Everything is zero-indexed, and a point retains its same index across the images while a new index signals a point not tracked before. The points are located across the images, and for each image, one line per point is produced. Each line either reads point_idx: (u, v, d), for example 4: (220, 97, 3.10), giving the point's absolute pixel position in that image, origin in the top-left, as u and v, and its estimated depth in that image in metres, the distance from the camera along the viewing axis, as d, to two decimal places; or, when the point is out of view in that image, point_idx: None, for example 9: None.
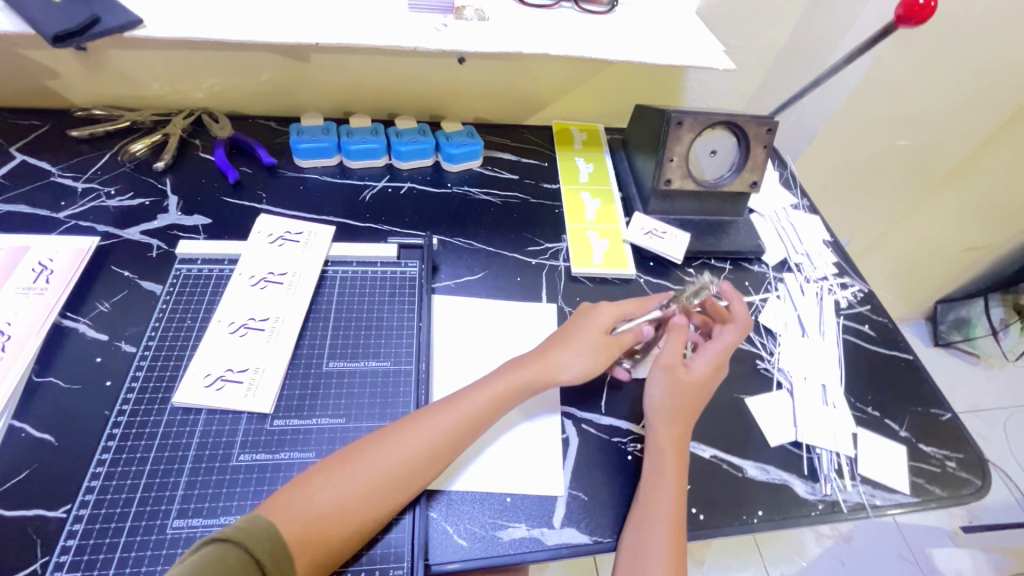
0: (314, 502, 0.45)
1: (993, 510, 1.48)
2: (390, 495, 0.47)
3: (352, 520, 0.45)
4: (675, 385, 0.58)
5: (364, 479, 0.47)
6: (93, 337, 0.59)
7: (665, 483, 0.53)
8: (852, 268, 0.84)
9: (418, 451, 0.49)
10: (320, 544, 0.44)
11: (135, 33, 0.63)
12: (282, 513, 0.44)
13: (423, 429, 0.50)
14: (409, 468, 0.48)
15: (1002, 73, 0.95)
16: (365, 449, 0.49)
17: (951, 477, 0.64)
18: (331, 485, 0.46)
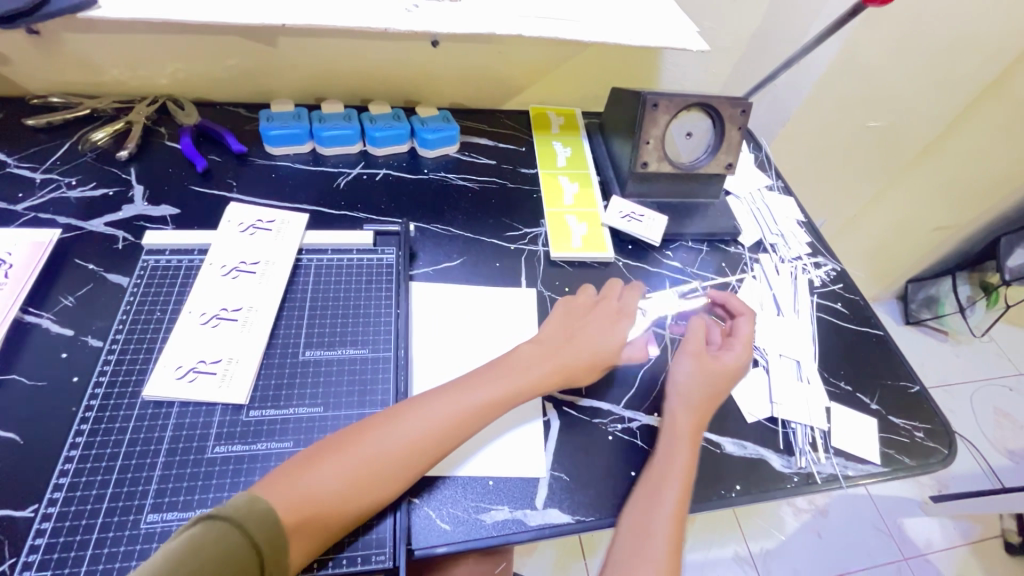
0: (318, 484, 0.44)
1: (960, 479, 1.54)
2: (394, 481, 0.47)
3: (354, 503, 0.45)
4: (701, 374, 0.61)
5: (369, 461, 0.46)
6: (58, 333, 0.57)
7: (677, 470, 0.54)
8: (826, 248, 0.86)
9: (429, 434, 0.49)
10: (320, 527, 0.44)
11: (89, 14, 0.60)
12: (283, 494, 0.43)
13: (435, 411, 0.51)
14: (417, 453, 0.48)
15: (967, 54, 0.97)
16: (371, 430, 0.48)
17: (919, 446, 0.66)
18: (336, 467, 0.46)
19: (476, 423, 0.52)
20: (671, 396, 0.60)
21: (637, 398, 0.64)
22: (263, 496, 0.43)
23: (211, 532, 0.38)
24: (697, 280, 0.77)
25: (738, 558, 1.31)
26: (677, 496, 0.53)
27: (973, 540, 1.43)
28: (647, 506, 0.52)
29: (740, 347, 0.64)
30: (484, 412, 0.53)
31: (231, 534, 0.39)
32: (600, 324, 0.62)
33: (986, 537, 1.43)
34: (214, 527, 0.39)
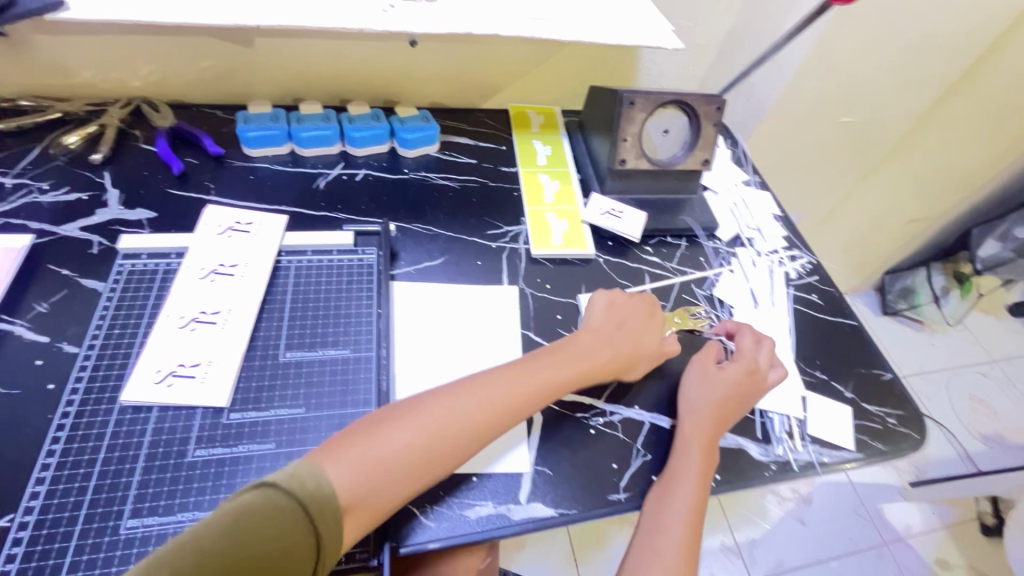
0: (379, 452, 0.45)
1: (938, 464, 1.58)
2: (443, 458, 0.47)
3: (411, 477, 0.46)
4: (705, 387, 0.63)
5: (426, 430, 0.47)
6: (32, 340, 0.56)
7: (684, 478, 0.56)
8: (801, 241, 0.88)
9: (480, 409, 0.50)
10: (378, 501, 0.44)
11: (58, 16, 0.59)
12: (346, 465, 0.43)
13: (484, 389, 0.52)
14: (470, 427, 0.49)
15: (933, 50, 1.00)
16: (426, 402, 0.49)
17: (891, 432, 0.68)
18: (397, 437, 0.46)
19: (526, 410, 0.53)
20: (684, 409, 0.62)
21: (618, 392, 0.65)
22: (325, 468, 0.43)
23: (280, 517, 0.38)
24: (676, 275, 0.78)
25: (725, 548, 1.33)
26: (687, 513, 0.55)
27: (951, 523, 1.47)
28: (654, 524, 0.55)
29: (742, 362, 0.64)
30: (543, 400, 0.54)
31: (295, 527, 0.39)
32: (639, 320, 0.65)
33: (963, 520, 1.47)
34: (278, 525, 0.38)
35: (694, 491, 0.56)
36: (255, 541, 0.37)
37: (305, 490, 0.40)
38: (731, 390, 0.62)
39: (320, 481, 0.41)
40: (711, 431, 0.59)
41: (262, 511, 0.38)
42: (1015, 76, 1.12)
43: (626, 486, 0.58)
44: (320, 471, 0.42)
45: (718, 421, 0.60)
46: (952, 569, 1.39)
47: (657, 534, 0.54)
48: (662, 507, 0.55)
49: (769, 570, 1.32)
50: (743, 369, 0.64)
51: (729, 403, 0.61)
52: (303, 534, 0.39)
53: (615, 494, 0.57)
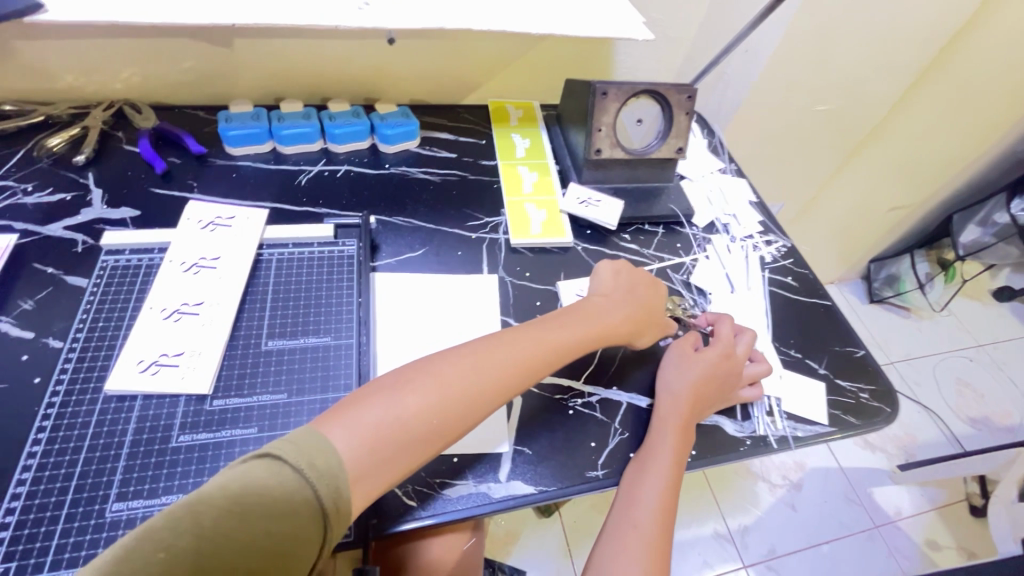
0: (388, 417, 0.45)
1: (927, 447, 1.59)
2: (450, 426, 0.48)
3: (420, 441, 0.46)
4: (687, 369, 0.64)
5: (436, 394, 0.47)
6: (17, 335, 0.57)
7: (664, 454, 0.58)
8: (777, 226, 0.90)
9: (487, 373, 0.51)
10: (387, 468, 0.44)
11: (37, 18, 0.61)
12: (357, 432, 0.43)
13: (489, 355, 0.52)
14: (478, 393, 0.50)
15: (901, 36, 1.03)
16: (434, 367, 0.50)
17: (864, 406, 0.70)
18: (410, 401, 0.46)
19: (526, 376, 0.54)
20: (661, 391, 0.64)
21: (596, 374, 0.66)
22: (332, 436, 0.42)
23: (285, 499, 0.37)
24: (653, 261, 0.80)
25: (717, 535, 1.35)
26: (663, 486, 0.56)
27: (940, 505, 1.49)
28: (631, 497, 0.56)
29: (719, 346, 0.66)
30: (545, 368, 0.56)
31: (303, 506, 0.38)
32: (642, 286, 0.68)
33: (953, 501, 1.49)
34: (285, 504, 0.37)
35: (671, 470, 0.57)
36: (258, 522, 0.36)
37: (314, 469, 0.39)
38: (710, 372, 0.63)
39: (329, 457, 0.40)
40: (689, 413, 0.61)
41: (264, 488, 0.37)
42: (984, 61, 1.14)
43: (604, 463, 0.59)
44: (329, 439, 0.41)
45: (695, 402, 0.61)
46: (943, 550, 1.41)
47: (633, 510, 0.55)
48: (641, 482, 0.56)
49: (761, 556, 1.33)
50: (721, 355, 0.65)
51: (707, 386, 0.63)
52: (313, 514, 0.38)
53: (593, 471, 0.59)
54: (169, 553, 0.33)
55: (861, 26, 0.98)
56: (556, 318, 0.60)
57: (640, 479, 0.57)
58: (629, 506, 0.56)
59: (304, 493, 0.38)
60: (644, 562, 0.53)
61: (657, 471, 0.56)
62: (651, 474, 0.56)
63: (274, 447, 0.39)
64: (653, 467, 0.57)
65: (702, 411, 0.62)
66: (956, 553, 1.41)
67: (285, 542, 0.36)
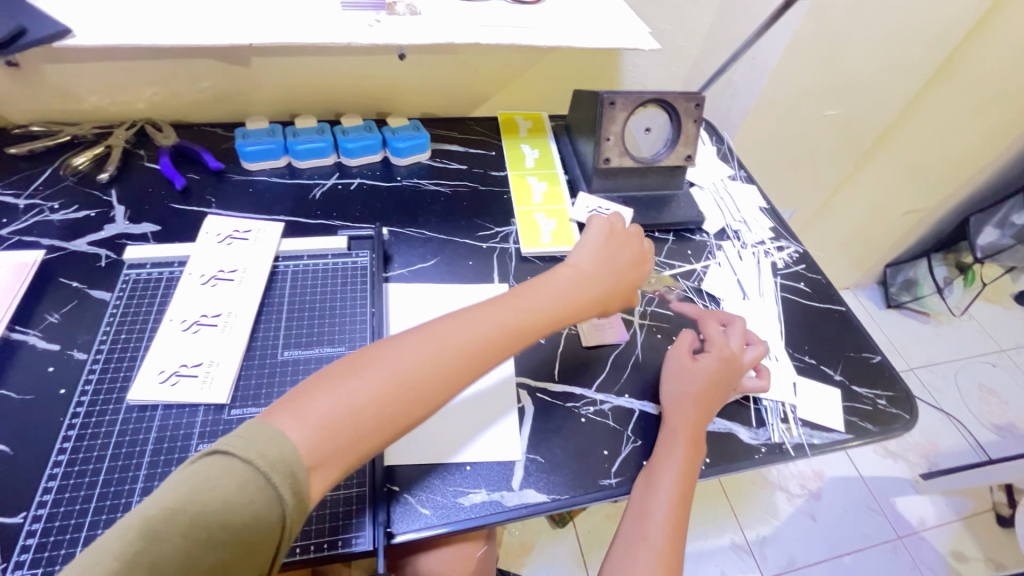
0: (340, 402, 0.44)
1: (950, 455, 1.56)
2: (407, 407, 0.47)
3: (375, 424, 0.46)
4: (685, 374, 0.64)
5: (386, 377, 0.47)
6: (44, 348, 0.59)
7: (672, 462, 0.57)
8: (789, 231, 0.89)
9: (443, 353, 0.50)
10: (344, 452, 0.44)
11: (64, 43, 0.63)
12: (307, 420, 0.43)
13: (445, 333, 0.51)
14: (433, 373, 0.49)
15: (912, 39, 1.02)
16: (383, 351, 0.49)
17: (881, 413, 0.69)
18: (360, 385, 0.46)
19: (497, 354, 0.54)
20: (668, 396, 0.63)
21: (608, 381, 0.66)
22: (283, 426, 0.42)
23: (234, 492, 0.37)
24: (664, 269, 0.80)
25: (735, 546, 1.32)
26: (673, 495, 0.56)
27: (966, 514, 1.45)
28: (643, 506, 0.56)
29: (716, 351, 0.65)
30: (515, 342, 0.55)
31: (261, 496, 0.38)
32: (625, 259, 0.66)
33: (979, 511, 1.45)
34: (242, 495, 0.37)
35: (681, 479, 0.57)
36: (211, 517, 0.36)
37: (264, 459, 0.39)
38: (712, 377, 0.63)
39: (281, 447, 0.40)
40: (694, 416, 0.61)
41: (216, 484, 0.37)
42: (996, 63, 1.14)
43: (618, 471, 0.59)
44: (281, 429, 0.41)
45: (703, 410, 0.61)
46: (970, 561, 1.37)
47: (644, 519, 0.56)
48: (651, 489, 0.56)
49: (781, 567, 1.30)
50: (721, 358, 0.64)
51: (708, 394, 0.62)
52: (271, 503, 0.38)
53: (606, 479, 0.58)
54: (123, 559, 0.34)
55: (869, 30, 0.98)
56: (532, 290, 0.59)
57: (651, 488, 0.57)
58: (638, 514, 0.56)
59: (262, 482, 0.38)
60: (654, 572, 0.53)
61: (665, 479, 0.57)
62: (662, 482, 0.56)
63: (226, 444, 0.39)
64: (664, 476, 0.57)
65: (710, 412, 0.62)
66: (984, 565, 1.37)
67: (243, 529, 0.37)
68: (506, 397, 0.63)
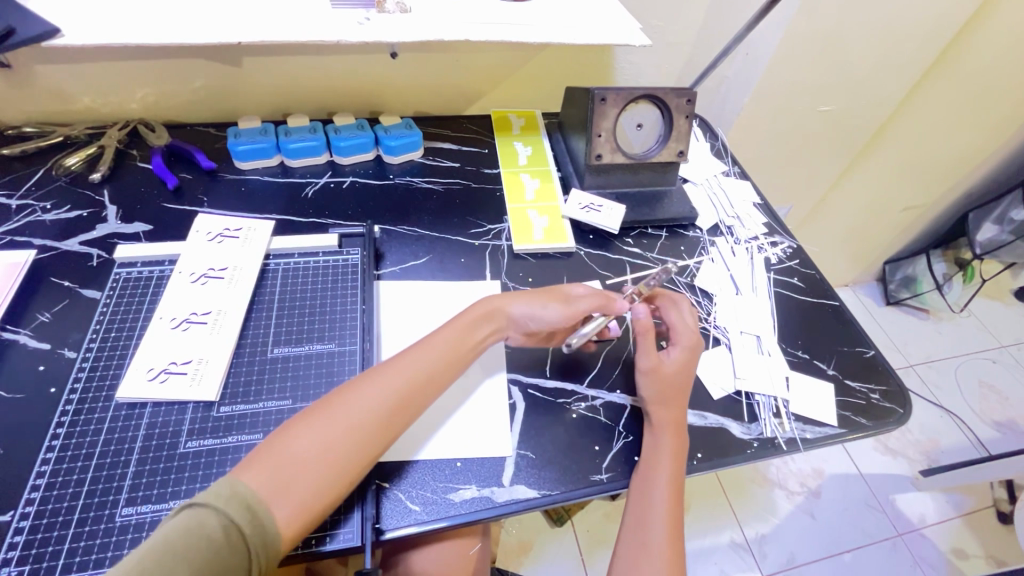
0: (293, 453, 0.46)
1: (950, 451, 1.55)
2: (358, 455, 0.48)
3: (329, 470, 0.46)
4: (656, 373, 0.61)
5: (353, 418, 0.49)
6: (35, 347, 0.59)
7: (662, 461, 0.57)
8: (782, 227, 0.89)
9: (385, 399, 0.51)
10: (302, 494, 0.45)
11: (54, 43, 0.63)
12: (263, 467, 0.45)
13: (385, 378, 0.53)
14: (377, 421, 0.50)
15: (905, 34, 1.02)
16: (338, 398, 0.50)
17: (875, 407, 0.68)
18: (325, 426, 0.48)
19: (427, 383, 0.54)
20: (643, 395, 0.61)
21: (600, 377, 0.66)
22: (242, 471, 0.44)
23: (197, 527, 0.40)
24: (657, 264, 0.80)
25: (734, 544, 1.32)
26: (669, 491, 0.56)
27: (966, 511, 1.44)
28: (642, 509, 0.56)
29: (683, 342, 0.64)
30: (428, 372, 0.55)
31: (222, 532, 0.40)
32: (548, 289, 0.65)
33: (979, 508, 1.45)
34: (200, 533, 0.39)
35: (670, 478, 0.56)
36: (174, 561, 0.38)
37: (219, 498, 0.42)
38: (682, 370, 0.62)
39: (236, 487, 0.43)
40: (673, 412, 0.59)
41: (181, 527, 0.40)
42: (991, 57, 1.13)
43: (609, 467, 0.59)
44: (238, 475, 0.44)
45: (680, 406, 0.60)
46: (970, 559, 1.36)
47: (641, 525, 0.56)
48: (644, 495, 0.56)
49: (780, 565, 1.30)
50: (685, 349, 0.63)
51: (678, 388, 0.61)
52: (230, 537, 0.41)
53: (597, 474, 0.58)
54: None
55: (862, 26, 0.97)
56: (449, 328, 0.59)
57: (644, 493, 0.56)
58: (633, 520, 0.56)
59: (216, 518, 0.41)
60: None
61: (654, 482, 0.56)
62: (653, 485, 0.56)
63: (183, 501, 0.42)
64: (655, 479, 0.56)
65: (685, 403, 0.61)
66: (984, 562, 1.36)
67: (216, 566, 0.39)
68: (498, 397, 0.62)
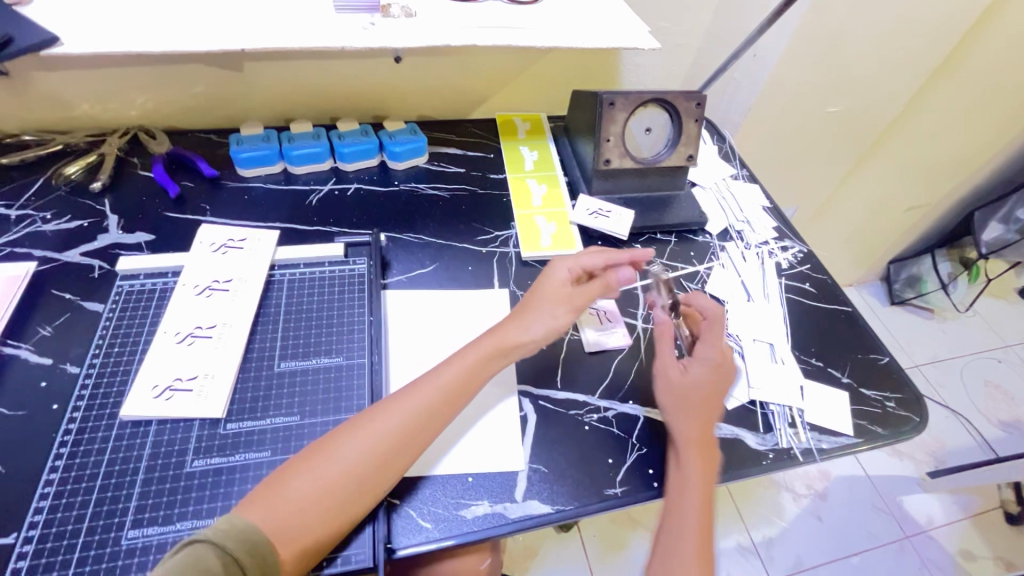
0: (290, 497, 0.46)
1: (957, 453, 1.54)
2: (356, 497, 0.48)
3: (327, 513, 0.47)
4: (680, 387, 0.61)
5: (362, 454, 0.49)
6: (36, 362, 0.58)
7: (687, 478, 0.56)
8: (793, 231, 0.88)
9: (384, 441, 0.50)
10: (300, 534, 0.45)
11: (53, 51, 0.62)
12: (262, 510, 0.45)
13: (383, 418, 0.52)
14: (375, 464, 0.49)
15: (914, 35, 1.01)
16: (346, 432, 0.51)
17: (891, 416, 0.67)
18: (334, 462, 0.49)
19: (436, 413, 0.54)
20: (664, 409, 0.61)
21: (612, 387, 0.65)
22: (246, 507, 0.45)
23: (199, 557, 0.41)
24: (667, 271, 0.79)
25: (741, 547, 1.31)
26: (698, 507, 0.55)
27: (974, 513, 1.43)
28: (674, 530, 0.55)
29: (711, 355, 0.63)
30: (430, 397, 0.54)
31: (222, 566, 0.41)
32: (542, 293, 0.63)
33: (987, 509, 1.44)
34: (201, 565, 0.40)
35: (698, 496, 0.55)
36: None
37: (222, 531, 0.43)
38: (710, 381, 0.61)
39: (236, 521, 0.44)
40: (700, 429, 0.59)
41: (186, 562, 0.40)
42: (1001, 57, 1.12)
43: (623, 480, 0.58)
44: (239, 514, 0.44)
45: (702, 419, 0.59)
46: (979, 560, 1.36)
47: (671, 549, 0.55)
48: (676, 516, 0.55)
49: (788, 569, 1.29)
50: (706, 365, 0.62)
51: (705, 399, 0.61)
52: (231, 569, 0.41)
53: (611, 489, 0.57)
54: None
55: (872, 26, 0.96)
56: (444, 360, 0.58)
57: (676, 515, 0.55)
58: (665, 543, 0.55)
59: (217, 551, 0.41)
60: None
61: (686, 504, 0.55)
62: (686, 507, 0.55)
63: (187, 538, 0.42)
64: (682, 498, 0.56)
65: (708, 415, 0.60)
66: (993, 564, 1.36)
67: None
68: (507, 412, 0.61)
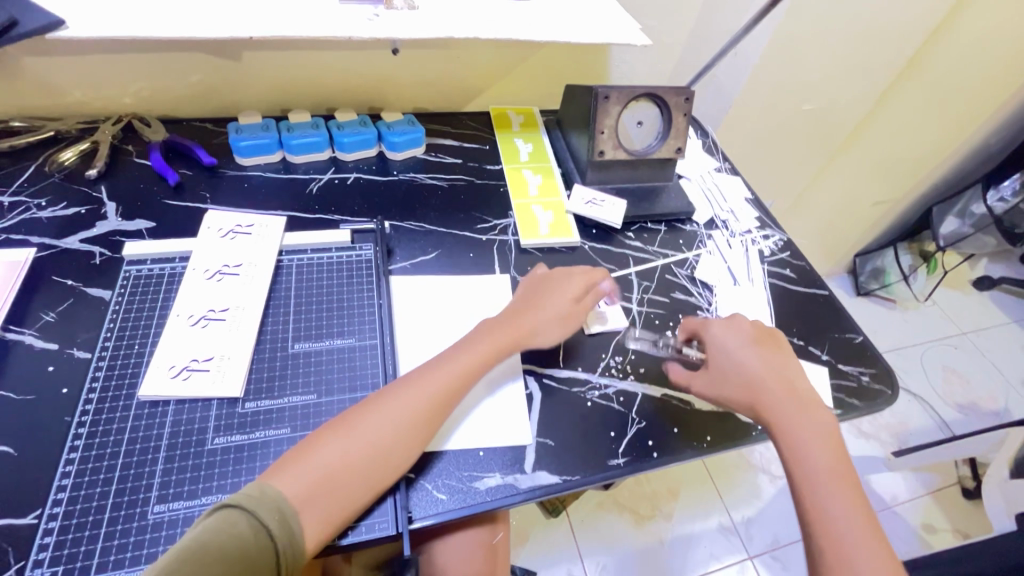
0: (320, 466, 0.48)
1: (918, 433, 1.64)
2: (374, 473, 0.50)
3: (352, 482, 0.49)
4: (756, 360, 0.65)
5: (380, 432, 0.51)
6: (42, 347, 0.58)
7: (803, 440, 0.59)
8: (773, 221, 0.93)
9: (409, 417, 0.53)
10: (326, 503, 0.47)
11: (58, 35, 0.61)
12: (294, 479, 0.47)
13: (405, 395, 0.54)
14: (397, 440, 0.51)
15: (881, 38, 1.08)
16: (364, 410, 0.52)
17: (865, 389, 0.73)
18: (353, 437, 0.50)
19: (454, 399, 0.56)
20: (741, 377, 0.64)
21: (612, 366, 0.68)
22: (272, 478, 0.47)
23: (223, 522, 0.43)
24: (658, 257, 0.83)
25: (722, 528, 1.36)
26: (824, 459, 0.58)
27: (934, 489, 1.53)
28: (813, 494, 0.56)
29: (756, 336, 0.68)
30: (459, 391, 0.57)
31: (254, 539, 0.43)
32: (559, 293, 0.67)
33: (946, 485, 1.53)
34: (236, 536, 0.42)
35: (821, 451, 0.58)
36: (210, 553, 0.41)
37: (253, 500, 0.45)
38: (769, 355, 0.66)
39: (265, 491, 0.45)
40: (787, 398, 0.62)
41: (216, 529, 0.42)
42: (958, 59, 1.20)
43: (624, 451, 0.61)
44: (267, 483, 0.46)
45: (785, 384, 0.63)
46: (939, 532, 1.45)
47: (834, 540, 0.53)
48: (820, 520, 0.54)
49: (766, 546, 1.35)
50: (753, 356, 0.65)
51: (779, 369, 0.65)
52: (258, 533, 0.43)
53: (614, 459, 0.60)
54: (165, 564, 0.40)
55: (844, 29, 1.02)
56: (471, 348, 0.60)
57: (807, 479, 0.57)
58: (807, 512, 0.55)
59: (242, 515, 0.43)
60: (864, 553, 0.52)
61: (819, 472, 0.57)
62: (822, 497, 0.55)
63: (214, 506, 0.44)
64: (807, 457, 0.58)
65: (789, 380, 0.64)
66: (952, 535, 1.45)
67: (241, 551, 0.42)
68: (500, 387, 0.63)
